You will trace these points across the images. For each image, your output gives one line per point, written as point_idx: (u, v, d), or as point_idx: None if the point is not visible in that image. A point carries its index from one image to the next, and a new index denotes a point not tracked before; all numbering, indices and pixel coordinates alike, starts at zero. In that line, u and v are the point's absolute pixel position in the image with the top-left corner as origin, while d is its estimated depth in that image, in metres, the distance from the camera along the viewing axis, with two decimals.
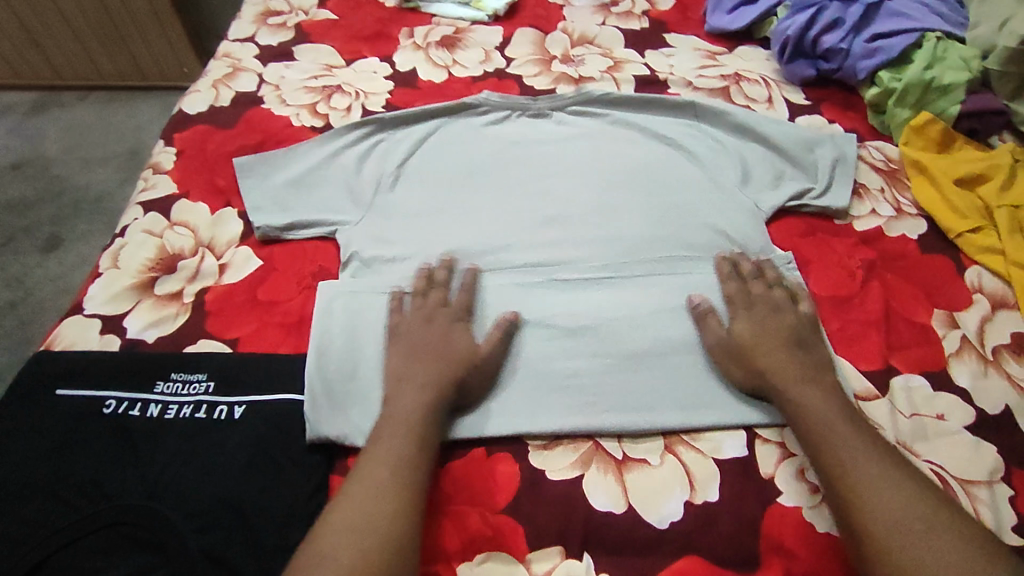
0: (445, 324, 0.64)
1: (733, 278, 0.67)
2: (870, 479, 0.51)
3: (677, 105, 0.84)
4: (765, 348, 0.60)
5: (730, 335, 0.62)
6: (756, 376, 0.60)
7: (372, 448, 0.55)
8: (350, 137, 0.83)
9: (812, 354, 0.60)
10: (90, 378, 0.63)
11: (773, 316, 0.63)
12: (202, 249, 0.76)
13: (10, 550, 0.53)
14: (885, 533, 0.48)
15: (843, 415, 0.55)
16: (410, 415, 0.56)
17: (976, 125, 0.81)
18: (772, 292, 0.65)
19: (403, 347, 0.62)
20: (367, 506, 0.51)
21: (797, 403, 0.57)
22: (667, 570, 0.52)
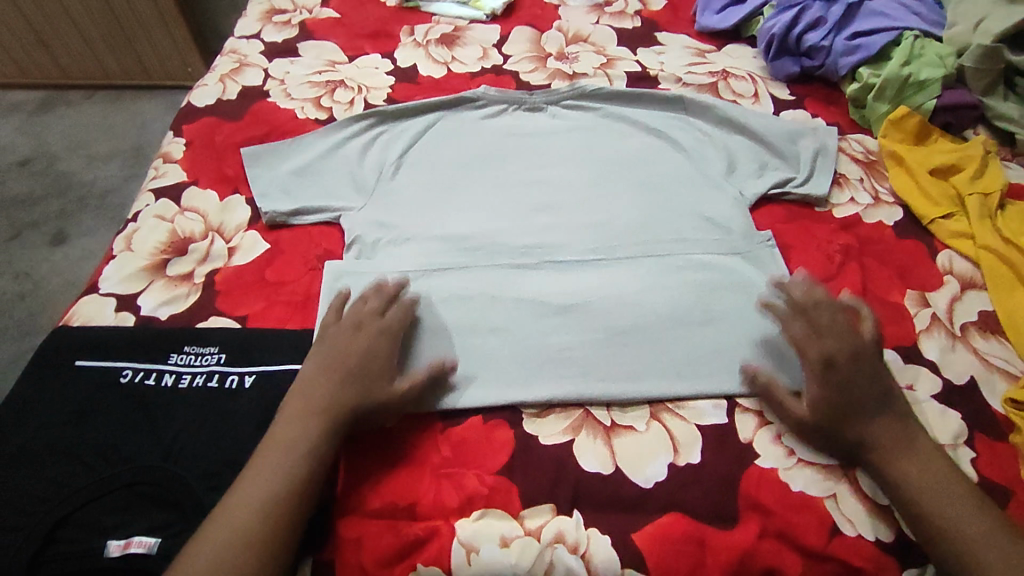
0: (372, 337, 0.63)
1: (792, 322, 0.63)
2: (950, 500, 0.52)
3: (666, 99, 0.88)
4: (846, 416, 0.56)
5: (808, 407, 0.58)
6: (842, 445, 0.57)
7: (284, 417, 0.57)
8: (353, 128, 0.86)
9: (897, 408, 0.57)
10: (108, 351, 0.67)
11: (852, 367, 0.57)
12: (212, 232, 0.79)
13: (32, 508, 0.56)
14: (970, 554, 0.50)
15: (950, 486, 0.53)
16: (318, 393, 0.58)
17: (950, 119, 0.85)
18: (840, 331, 0.60)
19: (334, 355, 0.61)
20: (280, 466, 0.54)
21: (895, 478, 0.54)
22: (652, 524, 0.55)
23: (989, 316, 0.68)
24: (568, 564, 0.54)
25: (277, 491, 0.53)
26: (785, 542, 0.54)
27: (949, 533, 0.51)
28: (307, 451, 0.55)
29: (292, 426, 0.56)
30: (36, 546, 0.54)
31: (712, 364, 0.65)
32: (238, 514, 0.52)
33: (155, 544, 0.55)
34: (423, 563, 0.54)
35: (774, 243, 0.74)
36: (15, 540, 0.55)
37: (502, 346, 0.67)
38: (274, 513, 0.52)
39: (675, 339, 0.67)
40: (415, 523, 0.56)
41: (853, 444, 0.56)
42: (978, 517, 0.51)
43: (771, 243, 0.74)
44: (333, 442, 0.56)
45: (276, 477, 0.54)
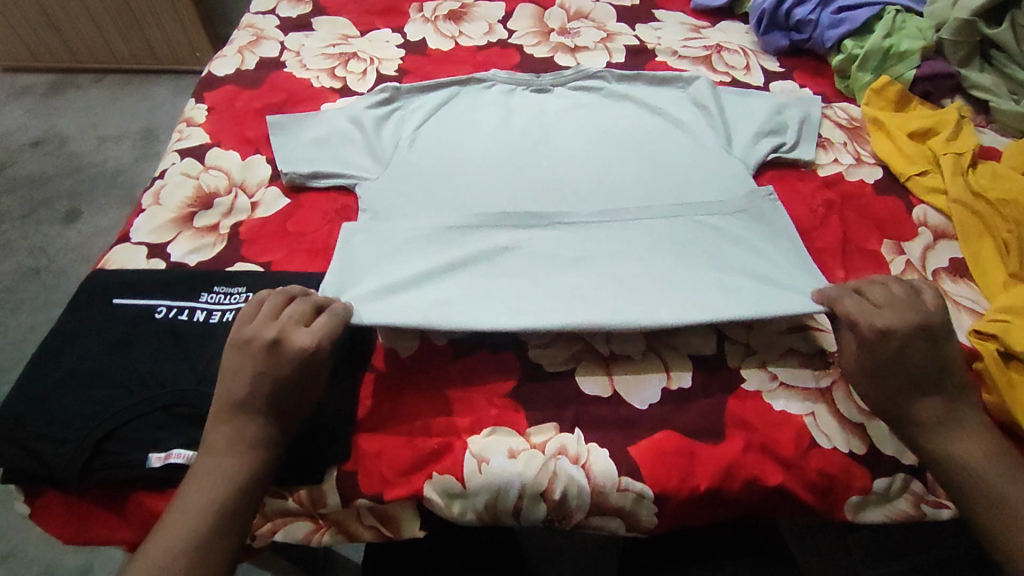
0: (287, 359, 0.57)
1: (846, 296, 0.63)
2: (981, 468, 0.55)
3: (663, 79, 0.94)
4: (898, 389, 0.58)
5: (863, 375, 0.60)
6: (893, 417, 0.59)
7: (215, 423, 0.57)
8: (373, 99, 0.90)
9: (952, 386, 0.58)
10: (142, 290, 0.71)
11: (910, 343, 0.58)
12: (236, 188, 0.84)
13: (77, 426, 0.61)
14: (997, 519, 0.54)
15: (997, 465, 0.55)
16: (246, 398, 0.57)
17: (929, 87, 0.90)
18: (900, 304, 0.60)
19: (244, 374, 0.57)
20: (217, 477, 0.54)
21: (942, 456, 0.57)
22: (646, 440, 0.62)
23: (958, 263, 0.74)
24: (569, 472, 0.60)
25: (217, 499, 0.53)
26: (767, 454, 0.61)
27: (990, 505, 0.54)
28: (243, 458, 0.55)
29: (226, 433, 0.56)
30: (87, 455, 0.59)
31: (721, 296, 0.67)
32: (175, 530, 0.52)
33: (193, 457, 0.60)
34: (438, 472, 0.60)
35: (774, 196, 0.78)
36: (66, 451, 0.60)
37: (513, 285, 0.69)
38: (211, 523, 0.53)
39: (686, 279, 0.69)
40: (431, 438, 0.62)
41: (905, 420, 0.58)
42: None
43: (771, 196, 0.78)
44: (272, 446, 0.57)
45: (214, 488, 0.54)
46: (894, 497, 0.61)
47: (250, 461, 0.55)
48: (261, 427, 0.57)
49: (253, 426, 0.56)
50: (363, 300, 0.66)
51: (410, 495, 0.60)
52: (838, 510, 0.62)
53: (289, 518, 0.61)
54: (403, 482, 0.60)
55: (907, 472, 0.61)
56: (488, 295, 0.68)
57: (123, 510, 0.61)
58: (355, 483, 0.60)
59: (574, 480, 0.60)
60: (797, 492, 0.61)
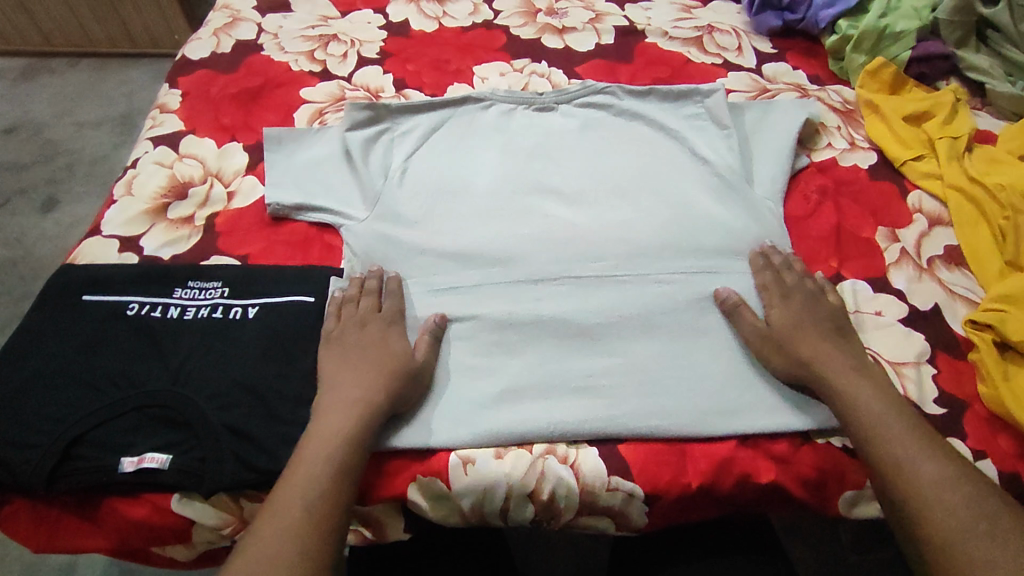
0: (380, 329, 0.64)
1: (765, 266, 0.69)
2: (888, 412, 0.56)
3: (680, 93, 0.83)
4: (802, 335, 0.62)
5: (764, 326, 0.64)
6: (796, 364, 0.61)
7: (332, 381, 0.60)
8: (357, 117, 0.80)
9: (851, 341, 0.63)
10: (112, 285, 0.68)
11: (805, 302, 0.65)
12: (211, 177, 0.81)
13: (44, 431, 0.58)
14: (905, 457, 0.54)
15: (893, 405, 0.57)
16: (362, 356, 0.62)
17: (923, 69, 0.88)
18: (803, 277, 0.67)
19: (337, 354, 0.62)
20: (336, 426, 0.56)
21: (851, 395, 0.58)
22: (640, 441, 0.60)
23: (954, 250, 0.72)
24: (558, 473, 0.59)
25: (333, 449, 0.55)
26: (759, 451, 0.60)
27: (896, 441, 0.54)
28: (357, 413, 0.57)
29: (336, 393, 0.59)
30: (54, 461, 0.57)
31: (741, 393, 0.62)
32: (294, 484, 0.52)
33: (167, 461, 0.58)
34: (422, 475, 0.59)
35: (803, 262, 0.70)
36: (32, 457, 0.57)
37: (520, 367, 0.64)
38: (336, 470, 0.54)
39: (697, 337, 0.65)
40: (418, 456, 0.60)
41: (808, 363, 0.61)
42: (911, 423, 0.56)
43: (800, 262, 0.70)
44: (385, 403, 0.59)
45: (332, 439, 0.55)
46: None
47: (361, 414, 0.57)
48: (380, 385, 0.59)
49: (355, 386, 0.59)
50: None
51: (393, 497, 0.59)
52: (832, 505, 0.61)
53: None
54: (388, 486, 0.59)
55: None
56: (499, 396, 0.62)
57: (93, 516, 0.59)
58: None
59: (563, 480, 0.59)
60: (790, 488, 0.60)
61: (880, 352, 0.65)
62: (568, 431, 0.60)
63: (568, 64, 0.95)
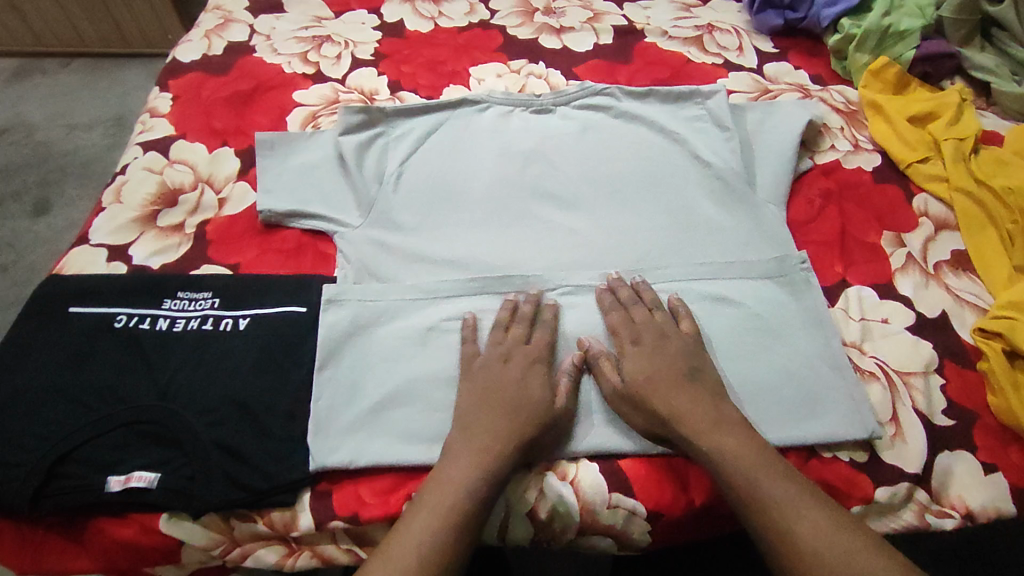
0: (523, 365, 0.61)
1: (615, 308, 0.64)
2: (757, 472, 0.53)
3: (679, 95, 0.81)
4: (659, 389, 0.58)
5: (621, 380, 0.60)
6: (656, 420, 0.58)
7: (471, 425, 0.57)
8: (351, 121, 0.78)
9: (706, 384, 0.59)
10: (100, 297, 0.66)
11: (637, 347, 0.61)
12: (201, 184, 0.79)
13: (27, 449, 0.57)
14: (782, 524, 0.51)
15: (761, 461, 0.53)
16: (510, 397, 0.58)
17: (928, 69, 0.86)
18: (650, 319, 0.63)
19: (475, 389, 0.59)
20: (457, 479, 0.54)
21: (716, 454, 0.54)
22: (642, 456, 0.59)
23: (961, 255, 0.71)
24: (558, 490, 0.58)
25: (452, 500, 0.52)
26: None
27: (771, 505, 0.51)
28: (482, 465, 0.54)
29: (471, 440, 0.56)
30: (39, 481, 0.55)
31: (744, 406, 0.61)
32: (405, 539, 0.51)
33: (155, 479, 0.56)
34: None
35: (809, 264, 0.68)
36: (17, 476, 0.55)
37: None
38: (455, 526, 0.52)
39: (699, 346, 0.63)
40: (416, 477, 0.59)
41: (669, 419, 0.57)
42: (783, 481, 0.52)
43: (804, 264, 0.67)
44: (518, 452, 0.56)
45: (451, 495, 0.53)
46: (898, 507, 0.58)
47: (488, 467, 0.54)
48: (502, 436, 0.56)
49: (487, 432, 0.56)
50: (352, 431, 0.60)
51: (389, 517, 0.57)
52: None
53: (261, 542, 0.58)
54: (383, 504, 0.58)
55: (912, 484, 0.58)
56: None
57: (80, 536, 0.57)
58: (331, 503, 0.58)
59: (562, 498, 0.58)
60: None
61: (886, 361, 0.63)
62: (567, 445, 0.59)
63: (566, 64, 0.93)
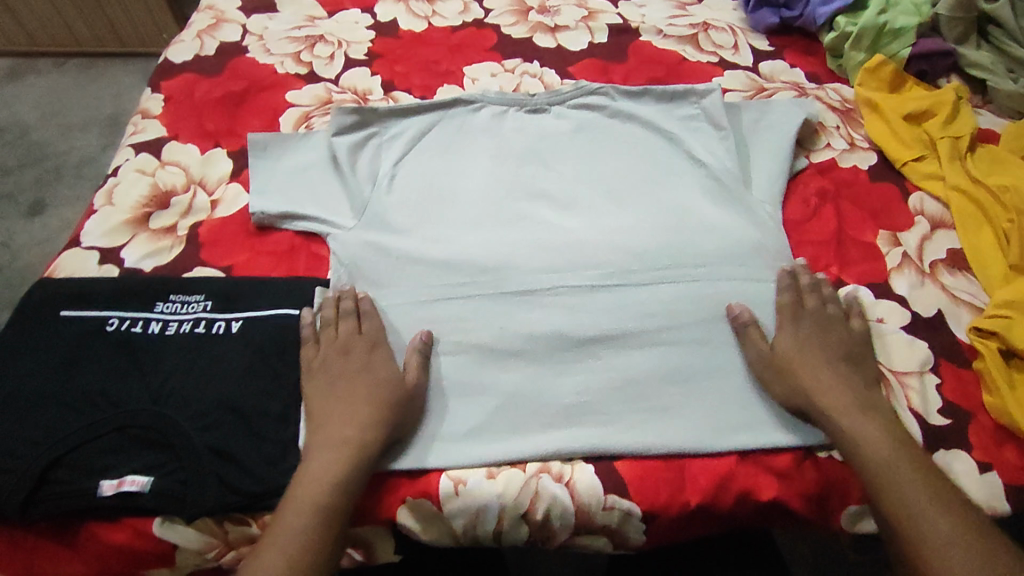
0: (364, 354, 0.62)
1: (786, 283, 0.65)
2: (893, 460, 0.54)
3: (674, 94, 0.81)
4: (808, 364, 0.60)
5: (772, 350, 0.61)
6: (799, 395, 0.59)
7: (321, 415, 0.58)
8: (344, 121, 0.78)
9: (859, 371, 0.60)
10: (92, 300, 0.66)
11: (799, 324, 0.63)
12: (194, 185, 0.79)
13: (18, 454, 0.56)
14: (910, 513, 0.52)
15: (902, 450, 0.54)
16: (372, 388, 0.60)
17: (924, 67, 0.86)
18: (824, 301, 0.64)
19: (324, 380, 0.60)
20: (320, 472, 0.54)
21: (858, 437, 0.55)
22: (636, 458, 0.59)
23: (957, 254, 0.70)
24: (552, 491, 0.58)
25: (316, 497, 0.53)
26: (760, 466, 0.59)
27: (903, 494, 0.52)
28: (345, 457, 0.55)
29: (330, 432, 0.57)
30: (30, 487, 0.55)
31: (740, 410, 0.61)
32: (279, 534, 0.52)
33: (148, 483, 0.56)
34: (411, 497, 0.58)
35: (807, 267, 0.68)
36: (8, 482, 0.55)
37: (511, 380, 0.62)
38: (324, 518, 0.53)
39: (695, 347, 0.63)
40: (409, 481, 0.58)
41: (813, 398, 0.58)
42: (921, 473, 0.53)
43: (803, 267, 0.68)
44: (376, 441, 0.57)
45: (312, 488, 0.53)
46: None
47: (348, 458, 0.55)
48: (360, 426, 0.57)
49: (349, 423, 0.57)
50: None
51: (382, 519, 0.57)
52: (833, 519, 0.59)
53: (255, 545, 0.58)
54: (376, 507, 0.57)
55: None
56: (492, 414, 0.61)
57: (72, 541, 0.57)
58: None
59: (557, 499, 0.57)
60: (792, 504, 0.58)
61: (882, 361, 0.63)
62: (561, 448, 0.59)
63: (561, 63, 0.93)
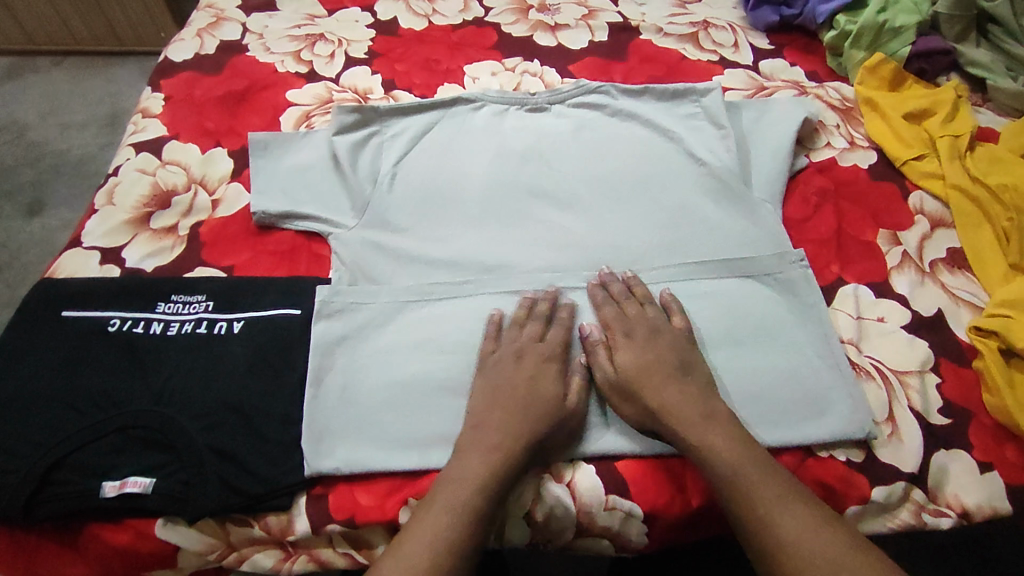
0: (536, 363, 0.61)
1: (608, 303, 0.65)
2: (745, 470, 0.53)
3: (674, 93, 0.81)
4: (650, 380, 0.59)
5: (616, 370, 0.61)
6: (645, 413, 0.58)
7: (477, 423, 0.57)
8: (345, 121, 0.78)
9: (694, 379, 0.59)
10: (94, 300, 0.66)
11: (629, 341, 0.62)
12: (195, 185, 0.79)
13: (20, 455, 0.56)
14: (764, 524, 0.51)
15: (752, 458, 0.54)
16: (526, 396, 0.59)
17: (924, 65, 0.86)
18: (642, 311, 0.63)
19: (487, 387, 0.60)
20: (471, 475, 0.54)
21: (706, 448, 0.55)
22: (638, 459, 0.59)
23: (957, 253, 0.71)
24: (554, 492, 0.58)
25: (464, 499, 0.52)
26: None
27: (756, 505, 0.51)
28: (495, 461, 0.55)
29: (482, 438, 0.56)
30: (33, 487, 0.55)
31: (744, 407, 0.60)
32: (421, 533, 0.51)
33: (150, 484, 0.56)
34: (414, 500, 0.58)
35: (807, 262, 0.68)
36: (10, 482, 0.55)
37: None
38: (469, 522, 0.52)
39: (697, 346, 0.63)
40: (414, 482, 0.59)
41: (659, 413, 0.57)
42: (772, 479, 0.52)
43: (803, 262, 0.68)
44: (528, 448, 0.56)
45: (461, 489, 0.53)
46: (895, 506, 0.58)
47: (499, 463, 0.54)
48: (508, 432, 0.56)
49: (495, 428, 0.56)
50: (345, 435, 0.60)
51: (384, 522, 0.57)
52: None
53: (257, 546, 0.58)
54: (378, 509, 0.58)
55: (910, 483, 0.58)
56: None
57: (75, 542, 0.57)
58: (326, 508, 0.58)
59: (559, 500, 0.58)
60: None
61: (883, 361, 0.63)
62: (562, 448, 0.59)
63: (561, 62, 0.93)
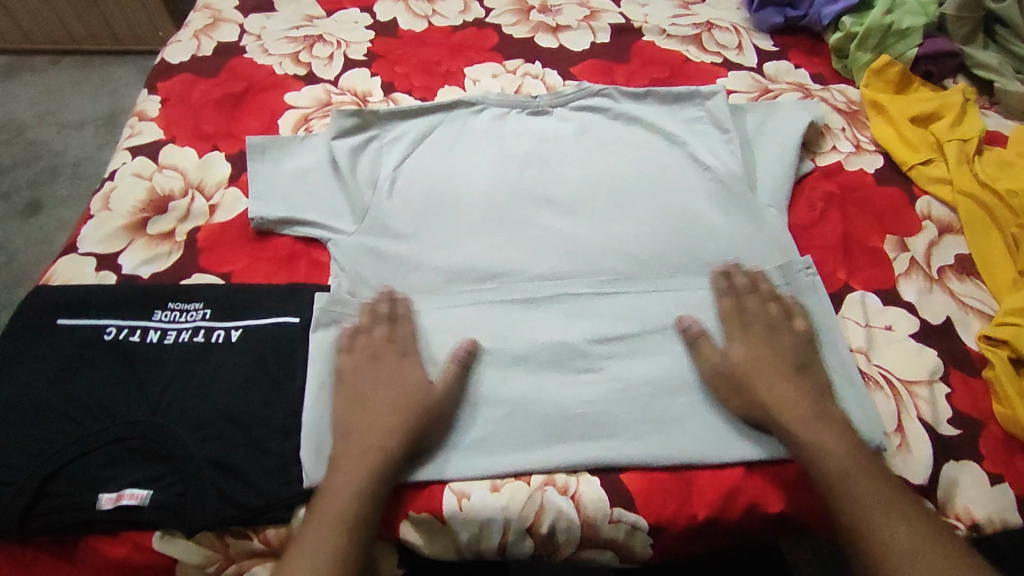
0: (395, 362, 0.61)
1: (727, 294, 0.65)
2: (853, 471, 0.54)
3: (677, 96, 0.80)
4: (767, 377, 0.59)
5: (725, 360, 0.61)
6: (757, 408, 0.59)
7: (347, 426, 0.58)
8: (344, 124, 0.76)
9: (813, 377, 0.60)
10: (89, 308, 0.65)
11: (745, 335, 0.62)
12: (192, 190, 0.78)
13: (14, 468, 0.55)
14: (869, 527, 0.52)
15: (861, 461, 0.54)
16: (401, 398, 0.59)
17: (931, 68, 0.85)
18: (765, 308, 0.64)
19: (348, 393, 0.60)
20: (345, 487, 0.54)
21: (817, 447, 0.55)
22: (643, 470, 0.58)
23: (965, 259, 0.70)
24: (557, 504, 0.57)
25: (341, 512, 0.53)
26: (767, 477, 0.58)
27: (860, 509, 0.53)
28: (367, 466, 0.55)
29: (354, 445, 0.57)
30: (28, 500, 0.54)
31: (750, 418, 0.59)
32: (306, 547, 0.52)
33: (147, 497, 0.55)
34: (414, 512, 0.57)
35: (814, 269, 0.67)
36: (4, 495, 0.54)
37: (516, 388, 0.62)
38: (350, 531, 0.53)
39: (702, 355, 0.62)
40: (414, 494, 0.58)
41: (770, 410, 0.58)
42: (878, 485, 0.53)
43: (810, 269, 0.67)
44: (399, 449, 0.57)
45: (343, 499, 0.54)
46: None
47: (371, 467, 0.55)
48: (382, 436, 0.57)
49: (368, 433, 0.57)
50: None
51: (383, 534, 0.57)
52: None
53: (256, 559, 0.57)
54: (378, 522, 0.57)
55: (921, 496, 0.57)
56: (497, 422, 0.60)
57: (71, 555, 0.56)
58: None
59: (562, 513, 0.57)
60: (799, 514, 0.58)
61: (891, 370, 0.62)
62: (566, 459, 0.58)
63: (563, 64, 0.91)
